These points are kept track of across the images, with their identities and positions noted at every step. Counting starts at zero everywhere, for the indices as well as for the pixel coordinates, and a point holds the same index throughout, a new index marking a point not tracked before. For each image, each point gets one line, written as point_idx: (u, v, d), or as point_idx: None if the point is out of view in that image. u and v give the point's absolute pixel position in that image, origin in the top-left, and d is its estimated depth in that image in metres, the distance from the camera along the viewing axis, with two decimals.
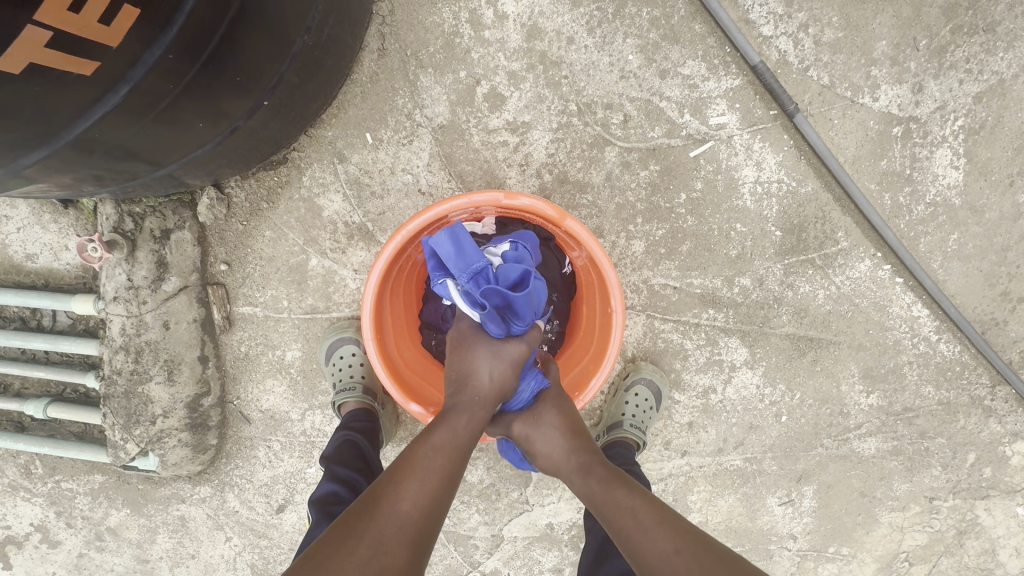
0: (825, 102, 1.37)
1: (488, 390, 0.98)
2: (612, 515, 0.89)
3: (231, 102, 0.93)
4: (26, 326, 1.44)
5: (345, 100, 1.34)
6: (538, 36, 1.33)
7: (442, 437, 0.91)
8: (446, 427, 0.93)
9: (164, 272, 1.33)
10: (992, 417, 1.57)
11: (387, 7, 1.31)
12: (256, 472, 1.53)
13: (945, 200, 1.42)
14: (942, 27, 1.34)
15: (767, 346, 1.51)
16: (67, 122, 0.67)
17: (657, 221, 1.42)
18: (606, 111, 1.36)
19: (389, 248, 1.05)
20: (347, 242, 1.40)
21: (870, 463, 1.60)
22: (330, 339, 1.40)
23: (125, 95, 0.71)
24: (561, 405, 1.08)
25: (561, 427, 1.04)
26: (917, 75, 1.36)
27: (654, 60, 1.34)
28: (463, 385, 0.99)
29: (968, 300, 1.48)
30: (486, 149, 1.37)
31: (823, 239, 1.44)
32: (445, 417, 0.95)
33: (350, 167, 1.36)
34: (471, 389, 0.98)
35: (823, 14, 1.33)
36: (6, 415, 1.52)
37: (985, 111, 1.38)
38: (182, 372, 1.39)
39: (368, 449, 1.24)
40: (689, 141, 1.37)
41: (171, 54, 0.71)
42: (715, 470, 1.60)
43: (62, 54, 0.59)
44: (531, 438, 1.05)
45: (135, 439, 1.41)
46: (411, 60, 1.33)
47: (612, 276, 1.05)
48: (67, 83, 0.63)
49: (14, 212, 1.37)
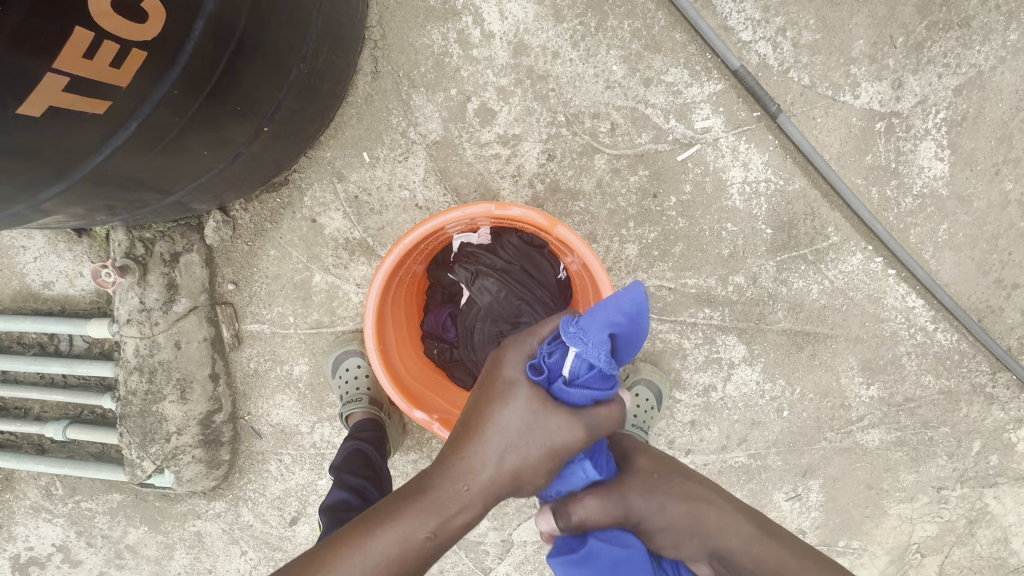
0: (807, 102, 1.41)
1: (486, 484, 0.79)
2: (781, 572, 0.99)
3: (234, 129, 0.98)
4: (45, 351, 1.50)
5: (342, 122, 1.39)
6: (524, 52, 1.38)
7: (383, 545, 0.76)
8: (401, 530, 0.77)
9: (175, 294, 1.38)
10: (994, 404, 1.57)
11: (379, 32, 1.37)
12: (269, 485, 1.57)
13: (932, 191, 1.45)
14: (917, 24, 1.38)
15: (764, 343, 1.53)
16: (81, 156, 0.73)
17: (649, 225, 1.45)
18: (593, 121, 1.40)
19: (388, 260, 1.09)
20: (349, 258, 1.44)
21: (874, 455, 1.61)
22: (336, 352, 1.44)
23: (135, 130, 0.76)
24: (658, 464, 1.10)
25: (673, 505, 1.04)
26: (896, 72, 1.40)
27: (638, 69, 1.39)
28: (461, 468, 0.80)
29: (962, 289, 1.50)
30: (479, 163, 1.42)
31: (813, 235, 1.47)
32: (409, 507, 0.78)
33: (349, 186, 1.42)
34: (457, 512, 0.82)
35: (800, 18, 1.37)
36: (27, 438, 1.57)
37: (965, 103, 1.41)
38: (195, 390, 1.44)
39: (376, 458, 1.28)
40: (676, 146, 1.41)
41: (176, 90, 0.77)
42: (720, 468, 1.61)
43: (79, 96, 0.64)
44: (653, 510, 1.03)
45: (151, 457, 1.45)
46: (403, 81, 1.39)
47: (605, 280, 1.08)
48: (80, 122, 0.68)
49: (31, 242, 1.43)
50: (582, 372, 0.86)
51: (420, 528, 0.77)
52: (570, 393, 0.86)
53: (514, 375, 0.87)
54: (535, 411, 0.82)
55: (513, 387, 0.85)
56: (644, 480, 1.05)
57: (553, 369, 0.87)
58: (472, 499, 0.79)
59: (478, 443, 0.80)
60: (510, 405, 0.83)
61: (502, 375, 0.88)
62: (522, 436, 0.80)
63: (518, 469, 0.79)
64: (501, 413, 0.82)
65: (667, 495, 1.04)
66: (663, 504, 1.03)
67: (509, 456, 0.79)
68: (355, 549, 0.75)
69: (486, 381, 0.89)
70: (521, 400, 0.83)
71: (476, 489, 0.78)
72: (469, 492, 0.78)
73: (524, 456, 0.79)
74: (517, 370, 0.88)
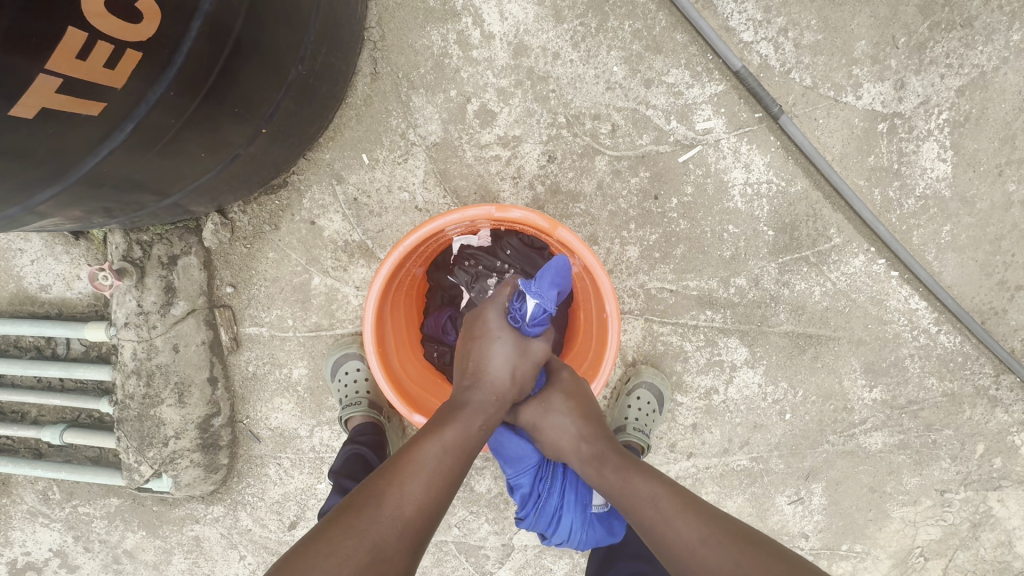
0: (809, 103, 1.40)
1: (509, 390, 1.01)
2: (634, 505, 0.92)
3: (231, 131, 0.97)
4: (42, 355, 1.49)
5: (341, 124, 1.38)
6: (525, 53, 1.37)
7: (450, 441, 0.91)
8: (460, 427, 0.94)
9: (172, 297, 1.37)
10: (998, 407, 1.56)
11: (378, 33, 1.36)
12: (267, 490, 1.56)
13: (935, 193, 1.44)
14: (919, 25, 1.37)
15: (766, 345, 1.52)
16: (76, 158, 0.72)
17: (650, 227, 1.44)
18: (594, 122, 1.39)
19: (388, 263, 1.08)
20: (348, 260, 1.44)
21: (877, 458, 1.60)
22: (335, 355, 1.44)
23: (131, 131, 0.75)
24: (573, 388, 1.07)
25: (570, 412, 1.04)
26: (898, 72, 1.39)
27: (639, 70, 1.38)
28: (486, 382, 1.00)
29: (965, 291, 1.49)
30: (479, 165, 1.41)
31: (815, 237, 1.46)
32: (457, 414, 0.96)
33: (348, 188, 1.41)
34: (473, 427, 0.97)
35: (801, 18, 1.37)
36: (24, 442, 1.56)
37: (968, 104, 1.40)
38: (193, 394, 1.43)
39: (376, 463, 1.28)
40: (677, 147, 1.40)
41: (172, 91, 0.76)
42: (722, 471, 1.60)
43: (70, 97, 0.63)
44: (541, 426, 1.05)
45: (149, 461, 1.44)
46: (402, 82, 1.38)
47: (606, 283, 1.07)
48: (75, 124, 0.67)
49: (28, 244, 1.42)
50: (537, 318, 1.02)
51: (473, 423, 0.95)
52: (529, 332, 1.03)
53: (495, 323, 1.03)
54: (518, 343, 1.03)
55: (494, 331, 1.03)
56: (537, 404, 1.06)
57: (518, 317, 1.03)
58: (503, 400, 1.00)
59: (492, 369, 1.00)
60: (502, 343, 1.02)
61: (484, 325, 1.04)
62: (517, 359, 1.02)
63: (523, 380, 1.02)
64: (498, 347, 1.02)
65: (555, 416, 1.04)
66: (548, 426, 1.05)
67: (519, 370, 1.01)
68: (434, 444, 0.90)
69: (472, 333, 1.05)
70: (506, 339, 1.02)
71: (501, 395, 1.00)
72: (501, 396, 1.00)
73: (522, 372, 1.01)
74: (493, 319, 1.04)
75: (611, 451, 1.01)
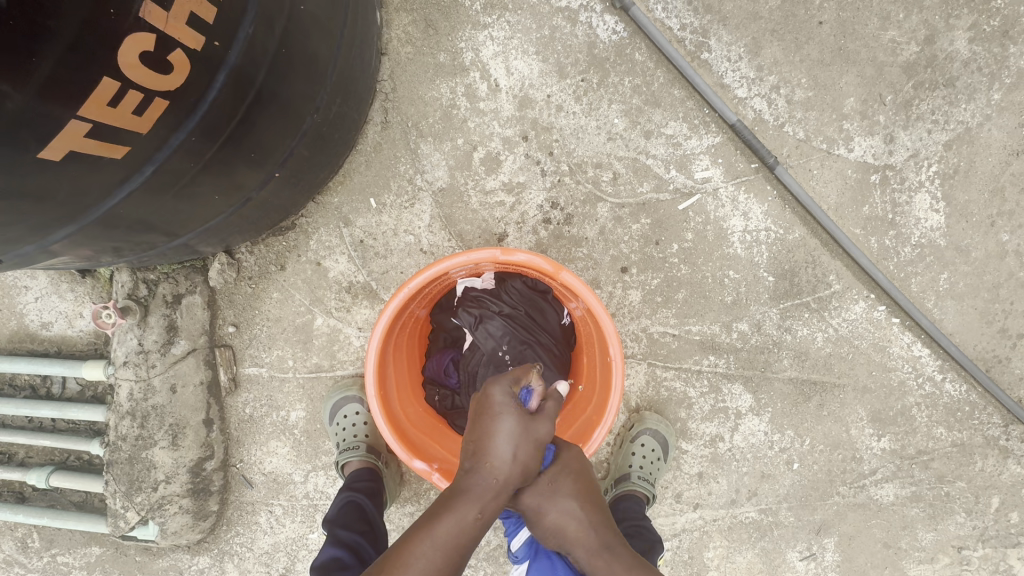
0: (802, 154, 1.45)
1: (510, 474, 0.83)
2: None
3: (246, 175, 1.00)
4: (36, 394, 1.46)
5: (350, 169, 1.43)
6: (529, 105, 1.43)
7: (446, 530, 0.80)
8: (451, 517, 0.81)
9: (174, 336, 1.37)
10: (1010, 458, 1.53)
11: (390, 85, 1.43)
12: (257, 540, 1.50)
13: (930, 242, 1.47)
14: (904, 84, 1.44)
15: (770, 392, 1.51)
16: (94, 200, 0.74)
17: (651, 271, 1.46)
18: (595, 171, 1.44)
19: (392, 304, 1.08)
20: (351, 301, 1.44)
21: (890, 511, 1.55)
22: (334, 398, 1.42)
23: (150, 173, 0.77)
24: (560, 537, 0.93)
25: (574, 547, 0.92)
26: (887, 127, 1.45)
27: (639, 123, 1.43)
28: (478, 465, 0.84)
29: (967, 338, 1.49)
30: (484, 210, 1.44)
31: (815, 283, 1.48)
32: (452, 502, 0.83)
33: (355, 231, 1.43)
34: (487, 472, 0.83)
35: (792, 76, 1.44)
36: (8, 485, 1.51)
37: (956, 158, 1.46)
38: (187, 436, 1.39)
39: (372, 512, 1.23)
40: (677, 195, 1.44)
41: (193, 137, 0.79)
42: (730, 524, 1.54)
43: (97, 141, 0.65)
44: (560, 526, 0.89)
45: (136, 507, 1.38)
46: (411, 131, 1.43)
47: (610, 326, 1.07)
48: (99, 166, 0.69)
49: (34, 281, 1.43)
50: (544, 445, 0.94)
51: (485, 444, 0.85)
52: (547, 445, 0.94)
53: (500, 398, 0.88)
54: (524, 421, 0.86)
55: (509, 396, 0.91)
56: (542, 484, 0.89)
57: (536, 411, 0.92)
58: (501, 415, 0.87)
59: (492, 445, 0.85)
60: (505, 419, 0.86)
61: (485, 401, 0.89)
62: (519, 440, 0.85)
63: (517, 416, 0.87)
64: (498, 426, 0.86)
65: (563, 501, 0.88)
66: (555, 517, 0.87)
67: (512, 444, 0.84)
68: (427, 538, 0.80)
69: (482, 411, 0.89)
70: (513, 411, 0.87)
71: (506, 480, 0.83)
72: (496, 481, 0.83)
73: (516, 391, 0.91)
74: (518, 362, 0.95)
75: (615, 541, 0.88)
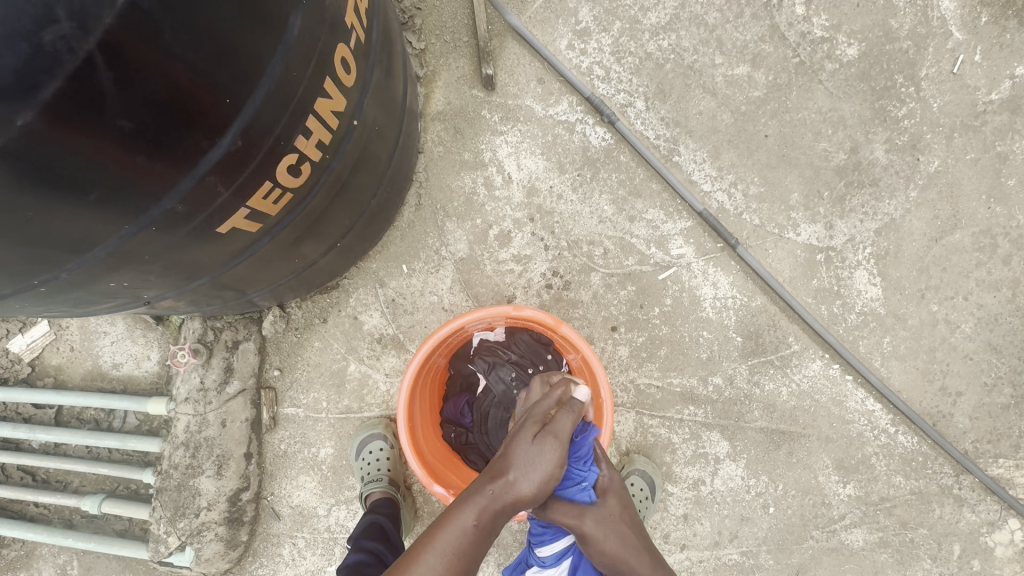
0: (758, 237, 1.77)
1: (512, 487, 0.98)
2: None
3: (317, 244, 1.30)
4: (99, 427, 1.67)
5: (387, 241, 1.73)
6: (535, 193, 1.77)
7: (451, 534, 0.96)
8: (452, 523, 0.96)
9: (229, 376, 1.59)
10: (964, 506, 1.70)
11: (423, 176, 1.77)
12: (279, 571, 1.65)
13: (872, 310, 1.75)
14: (837, 182, 1.79)
15: (745, 440, 1.71)
16: (227, 259, 1.01)
17: (637, 330, 1.72)
18: (589, 247, 1.75)
19: (422, 350, 1.33)
20: (381, 351, 1.69)
21: (860, 556, 1.70)
22: (361, 435, 1.62)
23: (264, 241, 1.05)
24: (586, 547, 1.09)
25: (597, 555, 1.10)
26: (827, 217, 1.78)
27: (624, 209, 1.76)
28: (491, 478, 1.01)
29: (913, 395, 1.73)
30: (497, 276, 1.73)
31: (777, 343, 1.73)
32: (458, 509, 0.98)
33: (388, 291, 1.71)
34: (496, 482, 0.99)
35: (747, 175, 1.79)
36: (58, 512, 1.66)
37: (885, 242, 1.77)
38: (230, 467, 1.57)
39: (393, 527, 1.41)
40: (656, 267, 1.74)
41: (297, 216, 1.08)
42: (714, 565, 1.69)
43: (246, 221, 0.93)
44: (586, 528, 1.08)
45: (177, 532, 1.53)
46: (439, 212, 1.75)
47: (601, 372, 1.31)
48: (240, 237, 0.97)
49: (112, 327, 1.68)
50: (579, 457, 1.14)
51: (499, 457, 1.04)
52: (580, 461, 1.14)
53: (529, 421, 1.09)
54: (538, 440, 1.03)
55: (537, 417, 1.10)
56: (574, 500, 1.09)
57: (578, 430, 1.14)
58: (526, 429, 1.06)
59: (503, 468, 1.00)
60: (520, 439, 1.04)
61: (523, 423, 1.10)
62: (532, 456, 1.01)
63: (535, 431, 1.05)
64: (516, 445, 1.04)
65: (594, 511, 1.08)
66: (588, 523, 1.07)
67: (519, 459, 1.00)
68: (432, 545, 0.95)
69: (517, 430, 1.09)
70: (525, 437, 1.04)
71: (507, 498, 0.97)
72: (497, 490, 0.98)
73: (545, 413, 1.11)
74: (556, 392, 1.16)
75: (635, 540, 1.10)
